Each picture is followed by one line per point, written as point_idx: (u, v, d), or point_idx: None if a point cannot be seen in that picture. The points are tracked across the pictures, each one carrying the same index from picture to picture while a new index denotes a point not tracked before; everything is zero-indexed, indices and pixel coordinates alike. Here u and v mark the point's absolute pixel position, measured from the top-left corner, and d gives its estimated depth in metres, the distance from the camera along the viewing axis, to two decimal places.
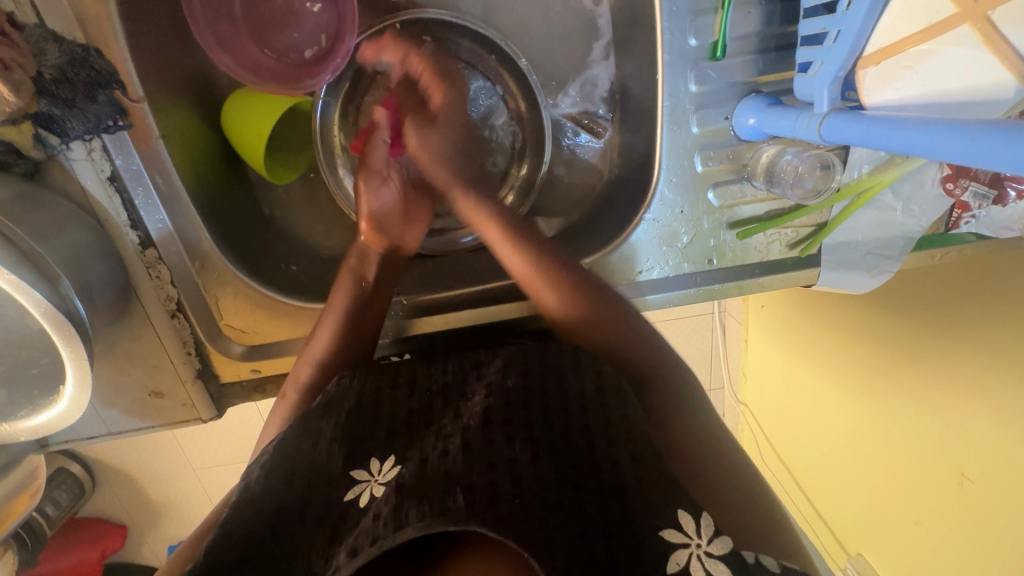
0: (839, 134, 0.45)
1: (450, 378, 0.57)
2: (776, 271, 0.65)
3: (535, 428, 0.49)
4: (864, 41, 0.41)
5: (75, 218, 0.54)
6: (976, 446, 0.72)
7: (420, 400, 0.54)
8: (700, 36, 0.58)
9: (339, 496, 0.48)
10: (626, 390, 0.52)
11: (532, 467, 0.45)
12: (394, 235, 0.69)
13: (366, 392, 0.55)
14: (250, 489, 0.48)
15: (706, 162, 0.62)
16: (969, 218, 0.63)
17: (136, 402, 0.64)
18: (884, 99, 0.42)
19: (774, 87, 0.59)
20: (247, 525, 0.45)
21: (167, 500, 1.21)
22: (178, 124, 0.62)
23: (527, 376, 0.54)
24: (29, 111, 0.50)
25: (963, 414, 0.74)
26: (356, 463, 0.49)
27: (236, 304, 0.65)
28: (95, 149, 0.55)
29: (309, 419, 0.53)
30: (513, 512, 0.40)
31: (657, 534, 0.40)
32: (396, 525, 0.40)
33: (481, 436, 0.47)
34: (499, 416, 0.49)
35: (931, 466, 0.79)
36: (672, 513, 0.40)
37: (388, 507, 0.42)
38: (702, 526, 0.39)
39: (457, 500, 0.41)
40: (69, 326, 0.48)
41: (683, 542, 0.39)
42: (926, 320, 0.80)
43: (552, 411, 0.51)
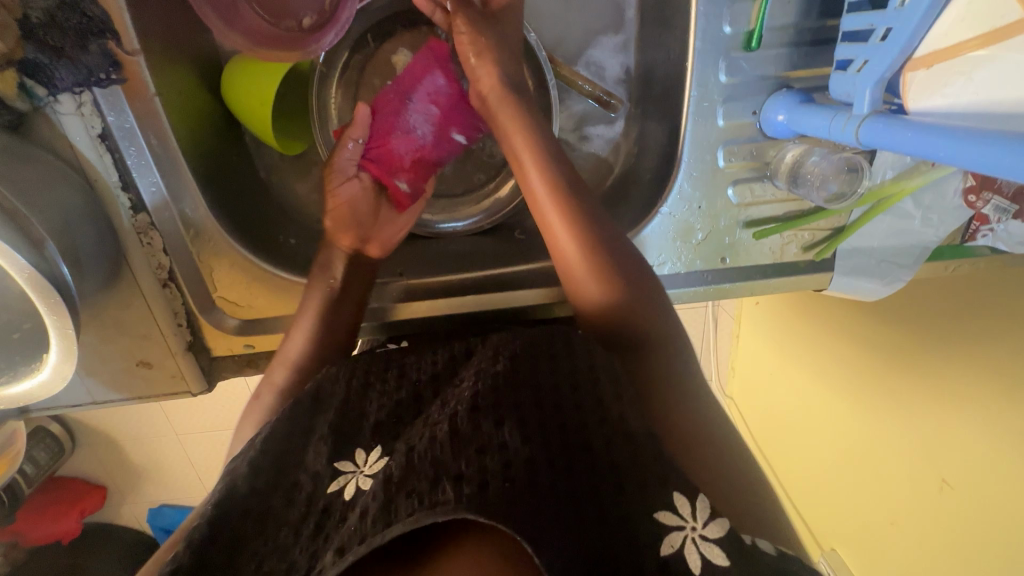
0: (876, 139, 0.43)
1: (440, 368, 0.54)
2: (787, 273, 0.64)
3: (525, 406, 0.44)
4: (917, 42, 0.40)
5: (62, 177, 0.50)
6: (957, 457, 0.73)
7: (409, 390, 0.52)
8: (736, 24, 0.55)
9: (322, 488, 0.45)
10: (618, 371, 0.50)
11: (524, 450, 0.41)
12: (360, 232, 0.65)
13: (355, 385, 0.53)
14: (235, 488, 0.46)
15: (729, 158, 0.60)
16: (987, 231, 0.61)
17: (123, 371, 0.61)
18: (929, 105, 0.40)
19: (806, 84, 0.56)
20: (234, 525, 0.44)
21: (149, 463, 1.20)
22: (176, 82, 0.58)
23: (517, 358, 0.50)
24: (14, 57, 0.47)
25: (950, 422, 0.74)
26: (341, 455, 0.47)
27: (231, 276, 0.62)
28: (85, 103, 0.52)
29: (298, 410, 0.52)
30: (506, 502, 0.37)
31: (651, 516, 0.39)
32: (385, 521, 0.38)
33: (469, 420, 0.43)
34: (488, 396, 0.45)
35: (915, 474, 0.79)
36: (667, 496, 0.40)
37: (378, 503, 0.39)
38: (698, 509, 0.39)
39: (447, 491, 0.38)
40: (54, 293, 0.46)
41: (678, 525, 0.38)
42: (916, 335, 0.80)
43: (543, 391, 0.47)
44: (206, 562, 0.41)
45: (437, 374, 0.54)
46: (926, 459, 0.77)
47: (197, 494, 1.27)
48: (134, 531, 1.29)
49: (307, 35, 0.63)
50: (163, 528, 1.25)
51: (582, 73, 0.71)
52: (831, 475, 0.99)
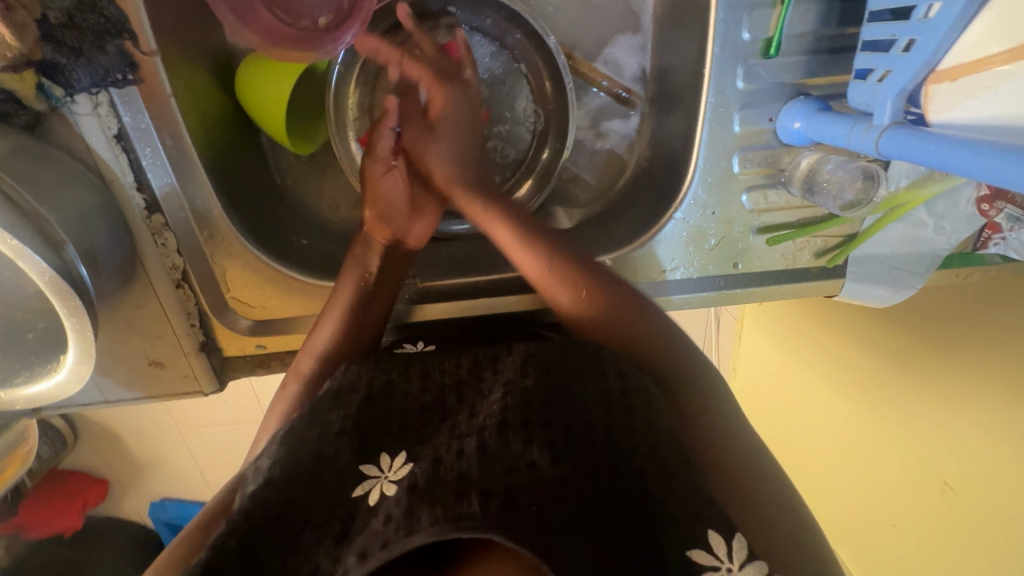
0: (897, 151, 0.43)
1: (466, 373, 0.54)
2: (799, 279, 0.64)
3: (554, 426, 0.46)
4: (941, 55, 0.40)
5: (79, 178, 0.50)
6: (961, 461, 0.73)
7: (434, 394, 0.52)
8: (754, 30, 0.55)
9: (348, 492, 0.46)
10: (653, 393, 0.50)
11: (552, 471, 0.43)
12: (399, 226, 0.65)
13: (378, 383, 0.53)
14: (256, 481, 0.46)
15: (744, 164, 0.60)
16: (998, 240, 0.61)
17: (136, 370, 0.61)
18: (950, 118, 0.40)
19: (823, 91, 0.56)
20: (253, 511, 0.43)
21: (153, 457, 1.20)
22: (191, 82, 0.58)
23: (547, 375, 0.51)
24: (32, 58, 0.46)
25: (954, 424, 0.74)
26: (366, 458, 0.47)
27: (244, 276, 0.62)
28: (102, 103, 0.51)
29: (317, 406, 0.51)
30: (531, 525, 0.39)
31: (685, 554, 0.39)
32: (408, 528, 0.39)
33: (497, 436, 0.45)
34: (518, 414, 0.47)
35: (916, 473, 0.80)
36: (703, 532, 0.40)
37: (401, 509, 0.40)
38: (735, 549, 0.39)
39: (473, 505, 0.40)
40: (74, 296, 0.45)
41: (713, 565, 0.39)
42: (930, 339, 0.78)
43: (572, 407, 0.48)
44: (223, 547, 0.41)
45: (463, 379, 0.54)
46: (929, 462, 0.78)
47: (201, 489, 1.27)
48: (137, 524, 1.30)
49: (321, 35, 0.63)
50: (165, 521, 1.27)
51: (601, 70, 0.71)
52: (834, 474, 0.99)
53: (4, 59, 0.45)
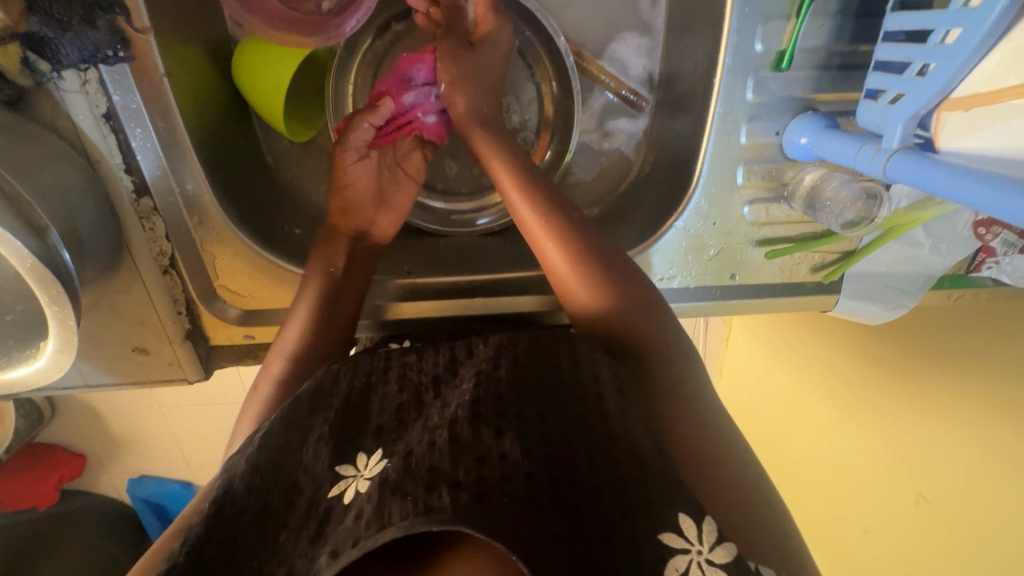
0: (906, 174, 0.42)
1: (442, 370, 0.54)
2: (797, 293, 0.65)
3: (527, 420, 0.46)
4: (956, 82, 0.39)
5: (64, 158, 0.48)
6: (935, 473, 0.74)
7: (411, 393, 0.52)
8: (767, 42, 0.54)
9: (322, 493, 0.46)
10: (624, 382, 0.51)
11: (523, 463, 0.42)
12: (364, 219, 0.65)
13: (356, 387, 0.53)
14: (232, 487, 0.46)
15: (748, 177, 0.59)
16: (991, 263, 0.62)
17: (118, 356, 0.60)
18: (962, 146, 0.40)
19: (832, 108, 0.55)
20: (230, 529, 0.43)
21: (131, 434, 1.19)
22: (185, 62, 0.56)
23: (518, 368, 0.51)
24: (17, 30, 0.44)
25: (930, 435, 0.75)
26: (341, 459, 0.47)
27: (233, 265, 0.61)
28: (91, 81, 0.49)
29: (296, 413, 0.51)
30: (500, 510, 0.38)
31: (657, 538, 0.39)
32: (379, 525, 0.39)
33: (470, 428, 0.44)
34: (490, 406, 0.46)
35: (892, 486, 0.81)
36: (672, 517, 0.40)
37: (372, 505, 0.41)
38: (704, 532, 0.39)
39: (443, 497, 0.39)
40: (58, 284, 0.44)
41: (684, 548, 0.39)
42: (923, 349, 0.78)
43: (544, 398, 0.48)
44: (202, 563, 0.41)
45: (439, 376, 0.54)
46: (905, 473, 0.78)
47: (182, 467, 1.26)
48: (111, 499, 1.28)
49: (325, 18, 0.61)
50: (142, 497, 1.25)
51: (604, 67, 0.69)
52: (817, 475, 0.98)
53: None
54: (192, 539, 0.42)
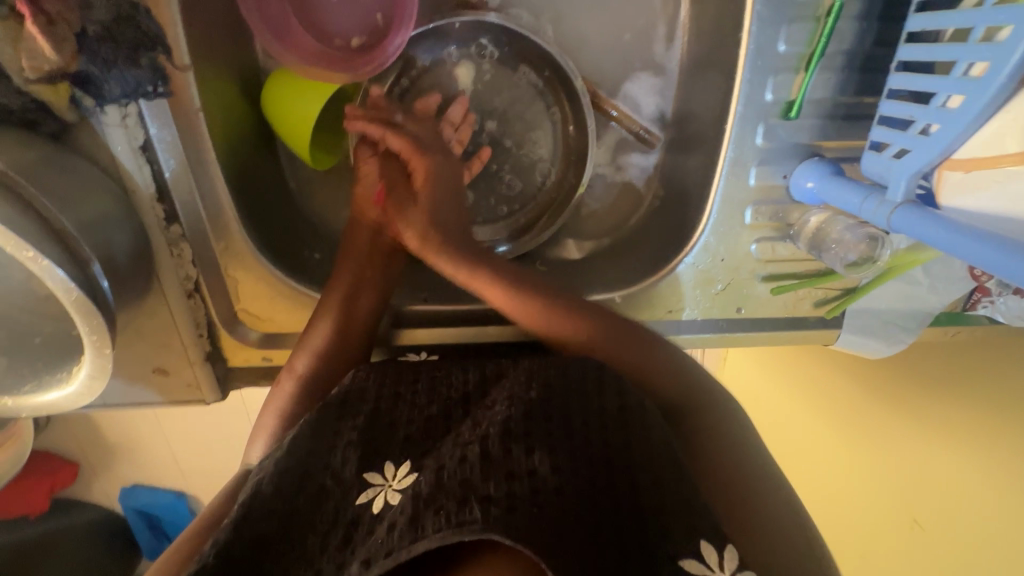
0: (909, 227, 0.45)
1: (471, 390, 0.57)
2: (800, 327, 0.67)
3: (556, 439, 0.47)
4: (956, 146, 0.41)
5: (103, 188, 0.50)
6: (931, 499, 0.74)
7: (440, 407, 0.55)
8: (777, 92, 0.56)
9: (350, 500, 0.48)
10: (649, 408, 0.53)
11: (553, 478, 0.44)
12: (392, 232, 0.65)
13: (386, 396, 0.56)
14: (260, 489, 0.47)
15: (756, 216, 0.61)
16: (987, 303, 0.66)
17: (138, 376, 0.61)
18: (963, 204, 0.42)
19: (836, 154, 0.58)
20: (259, 528, 0.44)
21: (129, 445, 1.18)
22: (218, 95, 0.58)
23: (550, 389, 0.53)
24: (68, 70, 0.45)
25: (927, 456, 0.75)
26: (369, 466, 0.49)
27: (255, 289, 0.63)
28: (131, 114, 0.50)
29: (326, 416, 0.53)
30: (532, 523, 0.39)
31: (676, 562, 0.40)
32: (412, 537, 0.40)
33: (501, 445, 0.46)
34: (521, 424, 0.48)
35: (887, 513, 0.80)
36: (695, 542, 0.41)
37: (405, 516, 0.42)
38: (726, 559, 0.39)
39: (474, 512, 0.40)
40: (97, 317, 0.43)
41: (704, 573, 0.39)
42: (923, 380, 0.79)
43: (573, 418, 0.50)
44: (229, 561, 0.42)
45: (469, 395, 0.56)
46: (902, 501, 0.78)
47: (178, 477, 1.25)
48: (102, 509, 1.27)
49: (354, 54, 0.64)
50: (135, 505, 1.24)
51: (617, 104, 0.71)
52: (813, 492, 0.97)
53: (41, 71, 0.43)
54: (221, 541, 0.43)
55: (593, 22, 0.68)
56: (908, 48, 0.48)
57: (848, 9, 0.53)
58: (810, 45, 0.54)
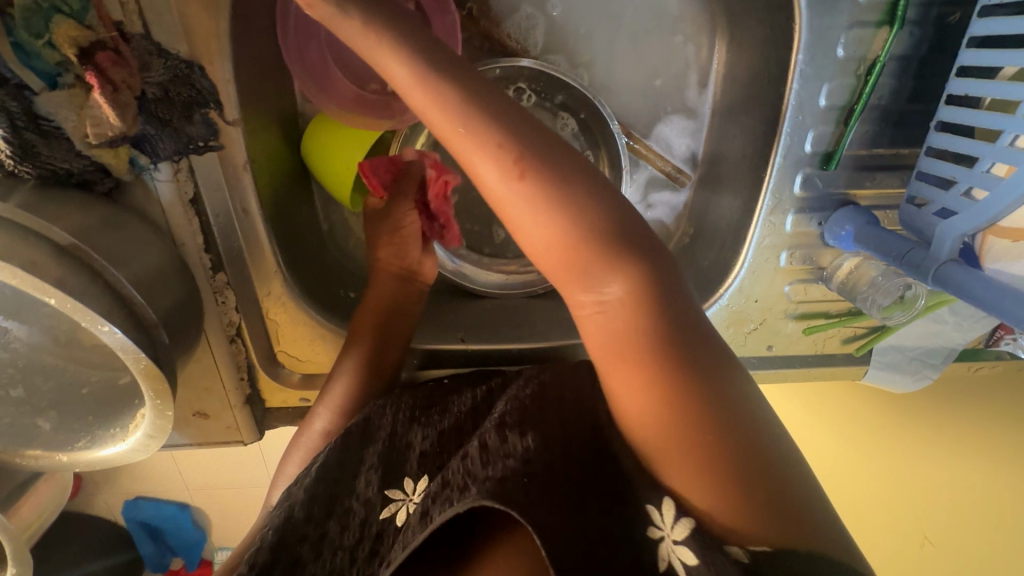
0: (950, 286, 0.46)
1: (481, 402, 0.58)
2: (829, 364, 0.69)
3: (551, 429, 0.49)
4: (1003, 214, 0.43)
5: (157, 244, 0.50)
6: (940, 512, 0.73)
7: (452, 422, 0.57)
8: (816, 143, 0.57)
9: (376, 514, 0.51)
10: None
11: (542, 453, 0.46)
12: (411, 263, 0.66)
13: (402, 417, 0.58)
14: (291, 517, 0.51)
15: (790, 260, 0.63)
16: (1010, 339, 0.67)
17: (179, 419, 0.62)
18: (1006, 266, 0.45)
19: (871, 203, 0.59)
20: (291, 552, 0.49)
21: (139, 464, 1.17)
22: (263, 144, 0.58)
23: (544, 387, 0.54)
24: (128, 134, 0.45)
25: (931, 466, 0.75)
26: (391, 483, 0.52)
27: (295, 333, 0.63)
28: (182, 169, 0.50)
29: (349, 440, 0.56)
30: (520, 490, 0.42)
31: (645, 531, 0.41)
32: (424, 524, 0.45)
33: (496, 435, 0.49)
34: (515, 414, 0.50)
35: (892, 526, 0.78)
36: (647, 505, 0.42)
37: (419, 511, 0.47)
38: (667, 514, 0.41)
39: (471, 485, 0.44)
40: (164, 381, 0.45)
41: (656, 532, 0.41)
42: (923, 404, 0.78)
43: (568, 407, 0.52)
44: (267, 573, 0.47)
45: (478, 407, 0.58)
46: (909, 513, 0.76)
47: (180, 493, 1.21)
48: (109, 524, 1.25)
49: (390, 98, 0.64)
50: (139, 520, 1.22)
51: (650, 146, 0.72)
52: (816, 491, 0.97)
53: (103, 136, 0.43)
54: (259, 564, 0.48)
55: (627, 65, 0.69)
56: (947, 108, 0.49)
57: (887, 67, 0.54)
58: (849, 101, 0.55)
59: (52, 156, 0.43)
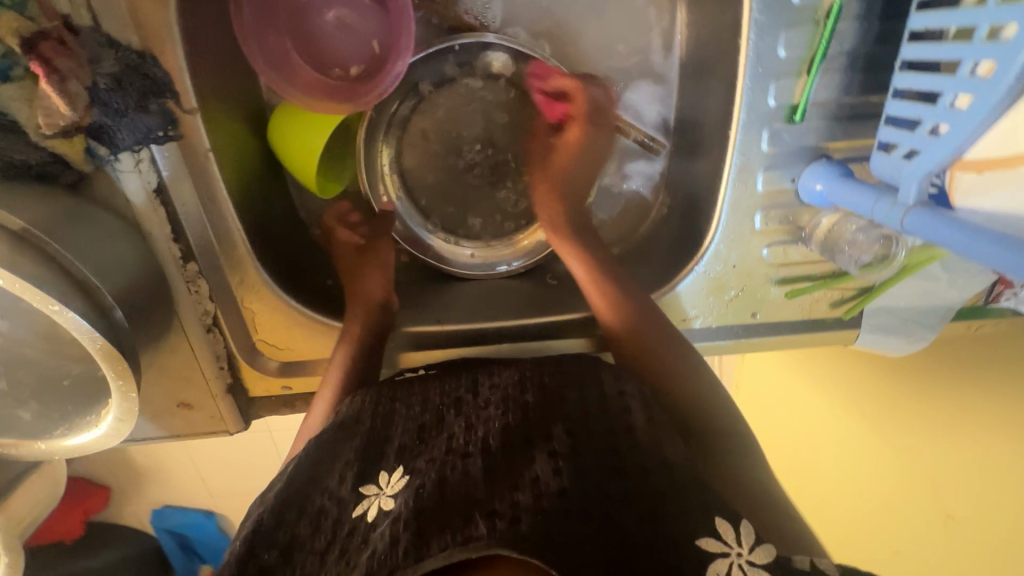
0: (922, 230, 0.44)
1: (463, 393, 0.57)
2: (818, 329, 0.66)
3: (558, 438, 0.49)
4: (968, 146, 0.41)
5: (122, 234, 0.51)
6: (962, 485, 0.69)
7: (432, 414, 0.56)
8: (780, 97, 0.56)
9: (347, 513, 0.49)
10: (658, 420, 0.52)
11: (554, 482, 0.45)
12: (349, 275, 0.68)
13: (380, 412, 0.56)
14: (260, 517, 0.50)
15: (765, 222, 0.61)
16: (1010, 295, 0.64)
17: (164, 410, 0.63)
18: (977, 205, 0.42)
19: (845, 155, 0.57)
20: (259, 561, 0.47)
21: (160, 474, 1.18)
22: (226, 133, 0.59)
23: (543, 390, 0.55)
24: (82, 123, 0.46)
25: (961, 442, 0.70)
26: (365, 479, 0.51)
27: (273, 320, 0.64)
28: (144, 160, 0.52)
29: (326, 441, 0.55)
30: (537, 532, 0.41)
31: (693, 543, 0.41)
32: (417, 556, 0.41)
33: (502, 457, 0.48)
34: (518, 434, 0.51)
35: (920, 505, 0.74)
36: (710, 522, 0.41)
37: (408, 533, 0.43)
38: (744, 534, 0.41)
39: (480, 527, 0.42)
40: (123, 362, 0.47)
41: (723, 551, 0.40)
42: (933, 377, 0.76)
43: (576, 424, 0.50)
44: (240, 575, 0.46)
45: (461, 399, 0.57)
46: (935, 494, 0.72)
47: (203, 497, 1.23)
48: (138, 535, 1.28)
49: (354, 82, 0.65)
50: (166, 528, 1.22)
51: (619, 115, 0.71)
52: (830, 491, 0.93)
53: (56, 126, 0.44)
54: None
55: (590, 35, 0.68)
56: (911, 47, 0.47)
57: (848, 10, 0.53)
58: (810, 49, 0.54)
59: (11, 149, 0.45)
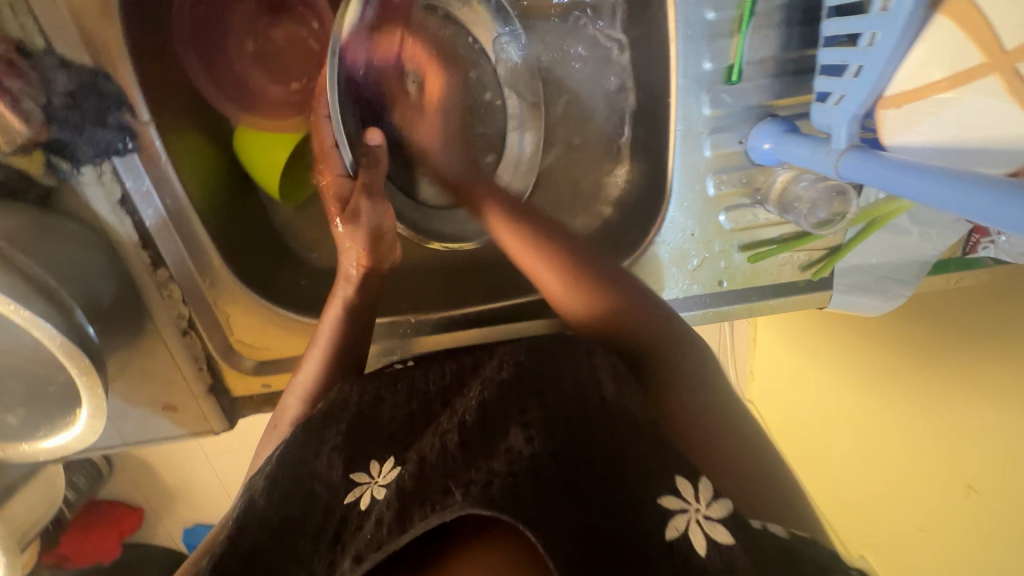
0: (857, 173, 0.43)
1: (450, 381, 0.55)
2: (787, 294, 0.65)
3: (532, 409, 0.45)
4: (887, 82, 0.42)
5: (87, 243, 0.54)
6: (975, 453, 0.69)
7: (420, 402, 0.54)
8: (716, 59, 0.57)
9: (339, 500, 0.47)
10: (629, 379, 0.49)
11: (529, 450, 0.41)
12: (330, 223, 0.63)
13: (367, 399, 0.54)
14: (254, 502, 0.48)
15: (719, 186, 0.61)
16: (987, 243, 0.62)
17: (149, 415, 0.65)
18: (903, 141, 0.43)
19: (791, 111, 0.57)
20: (252, 539, 0.46)
21: (186, 494, 1.21)
22: (185, 141, 0.62)
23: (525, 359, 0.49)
24: (40, 139, 0.51)
25: (971, 415, 0.70)
26: (356, 466, 0.49)
27: (246, 321, 0.66)
28: (105, 172, 0.55)
29: (312, 424, 0.53)
30: (511, 496, 0.38)
31: (657, 503, 0.40)
32: (398, 529, 0.39)
33: (478, 428, 0.44)
34: (496, 401, 0.46)
35: (941, 475, 0.74)
36: (671, 480, 0.41)
37: (390, 510, 0.40)
38: (701, 490, 0.40)
39: (455, 494, 0.39)
40: (85, 358, 0.50)
41: (683, 508, 0.40)
42: (935, 345, 0.77)
43: (553, 388, 0.47)
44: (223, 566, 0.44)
45: (447, 387, 0.55)
46: (954, 465, 0.72)
47: None
48: None
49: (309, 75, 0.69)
50: None
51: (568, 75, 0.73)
52: (855, 471, 0.91)
53: (16, 143, 0.49)
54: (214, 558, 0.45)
55: None
56: None
57: None
58: (738, 8, 0.55)
59: None
